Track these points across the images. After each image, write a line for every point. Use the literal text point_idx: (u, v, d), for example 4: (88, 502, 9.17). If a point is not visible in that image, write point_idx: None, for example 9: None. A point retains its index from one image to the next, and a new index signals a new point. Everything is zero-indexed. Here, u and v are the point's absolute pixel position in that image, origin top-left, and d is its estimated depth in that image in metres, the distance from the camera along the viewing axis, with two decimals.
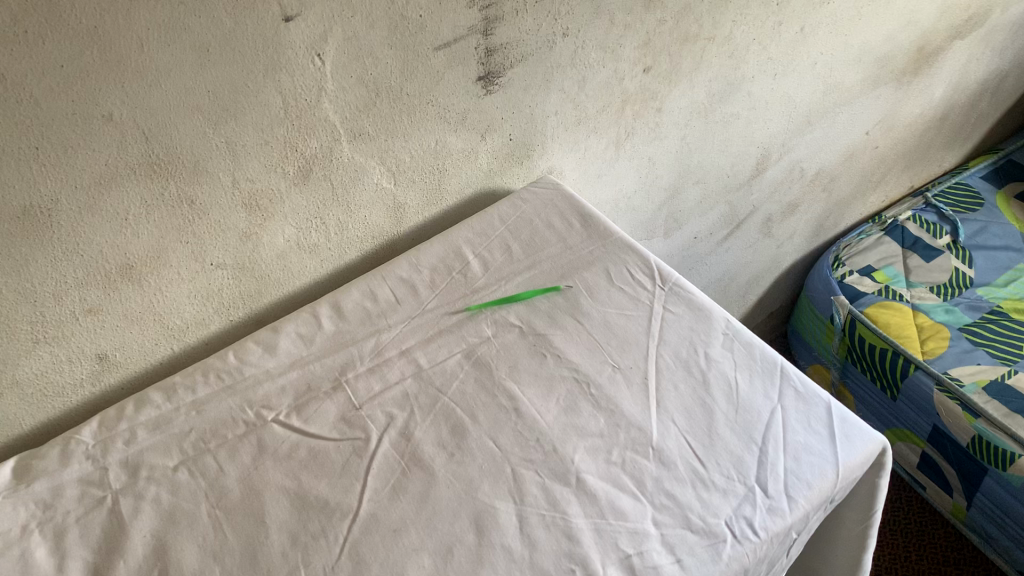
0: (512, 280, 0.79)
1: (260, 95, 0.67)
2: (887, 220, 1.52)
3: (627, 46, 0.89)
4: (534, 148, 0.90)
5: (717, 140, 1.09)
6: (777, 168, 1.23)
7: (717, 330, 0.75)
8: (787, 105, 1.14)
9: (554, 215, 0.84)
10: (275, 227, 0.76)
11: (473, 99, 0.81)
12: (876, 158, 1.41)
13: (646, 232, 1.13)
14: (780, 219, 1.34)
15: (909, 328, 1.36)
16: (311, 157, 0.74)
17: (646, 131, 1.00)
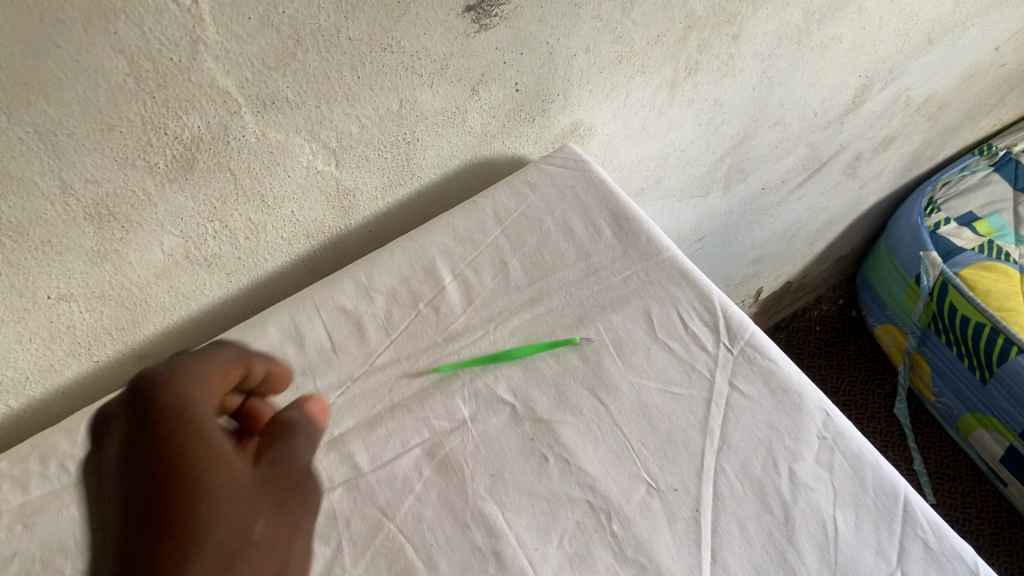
0: (506, 325, 0.54)
1: (85, 58, 0.40)
2: (998, 152, 1.22)
3: None
4: (552, 98, 0.62)
5: (809, 71, 0.80)
6: (880, 98, 0.93)
7: (810, 431, 0.49)
8: (907, 21, 0.83)
9: (575, 213, 0.59)
10: (145, 240, 0.50)
11: (458, 39, 0.52)
12: (999, 78, 1.10)
13: (701, 188, 0.85)
14: (870, 157, 1.05)
15: (1015, 298, 1.08)
16: (193, 142, 0.47)
17: (714, 66, 0.70)
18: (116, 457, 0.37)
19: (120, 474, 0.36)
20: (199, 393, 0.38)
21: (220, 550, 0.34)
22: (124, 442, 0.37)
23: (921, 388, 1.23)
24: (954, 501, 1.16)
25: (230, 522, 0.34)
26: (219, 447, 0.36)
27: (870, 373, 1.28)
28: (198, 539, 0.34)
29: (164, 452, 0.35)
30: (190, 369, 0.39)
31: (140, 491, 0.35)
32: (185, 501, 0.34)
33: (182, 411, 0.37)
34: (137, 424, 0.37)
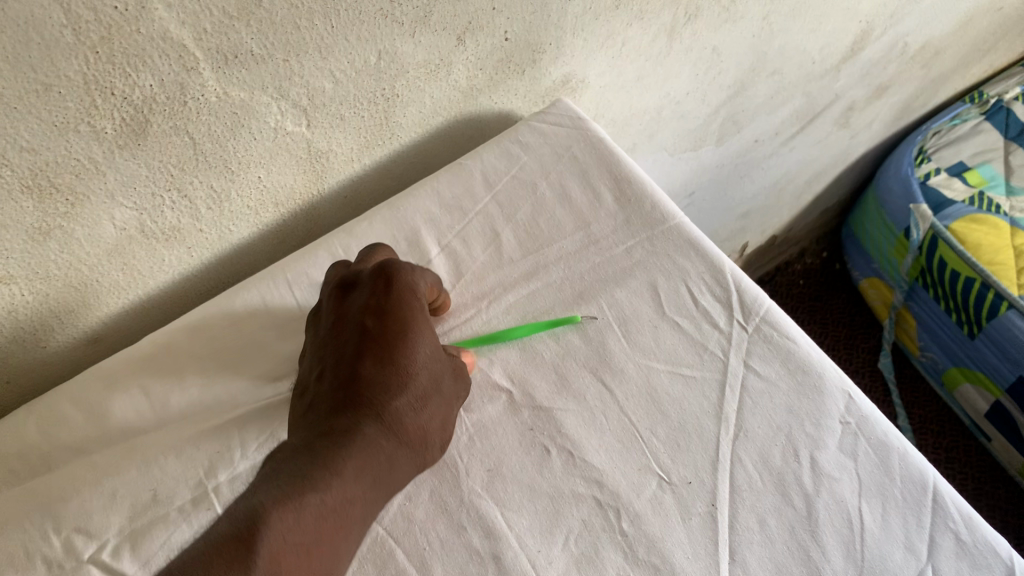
0: (500, 302, 0.50)
1: (13, 7, 0.34)
2: (990, 100, 1.18)
3: None
4: (543, 49, 0.56)
5: (810, 16, 0.75)
6: (879, 44, 0.89)
7: (832, 416, 0.45)
8: None
9: (571, 177, 0.55)
10: (94, 215, 0.44)
11: None
12: (995, 23, 1.06)
13: (693, 142, 0.81)
14: (863, 106, 1.00)
15: (1004, 252, 1.05)
16: (145, 102, 0.41)
17: (715, 12, 0.65)
18: (338, 321, 0.44)
19: (343, 334, 0.43)
20: (422, 300, 0.45)
21: (408, 431, 0.40)
22: (348, 312, 0.44)
23: (906, 343, 1.21)
24: (939, 456, 1.14)
25: (422, 410, 0.41)
26: (429, 347, 0.43)
27: (854, 327, 1.26)
28: (409, 382, 0.41)
29: (386, 337, 0.42)
30: (416, 275, 0.46)
31: (358, 358, 0.42)
32: (394, 382, 0.41)
33: (406, 306, 0.43)
34: (365, 303, 0.44)
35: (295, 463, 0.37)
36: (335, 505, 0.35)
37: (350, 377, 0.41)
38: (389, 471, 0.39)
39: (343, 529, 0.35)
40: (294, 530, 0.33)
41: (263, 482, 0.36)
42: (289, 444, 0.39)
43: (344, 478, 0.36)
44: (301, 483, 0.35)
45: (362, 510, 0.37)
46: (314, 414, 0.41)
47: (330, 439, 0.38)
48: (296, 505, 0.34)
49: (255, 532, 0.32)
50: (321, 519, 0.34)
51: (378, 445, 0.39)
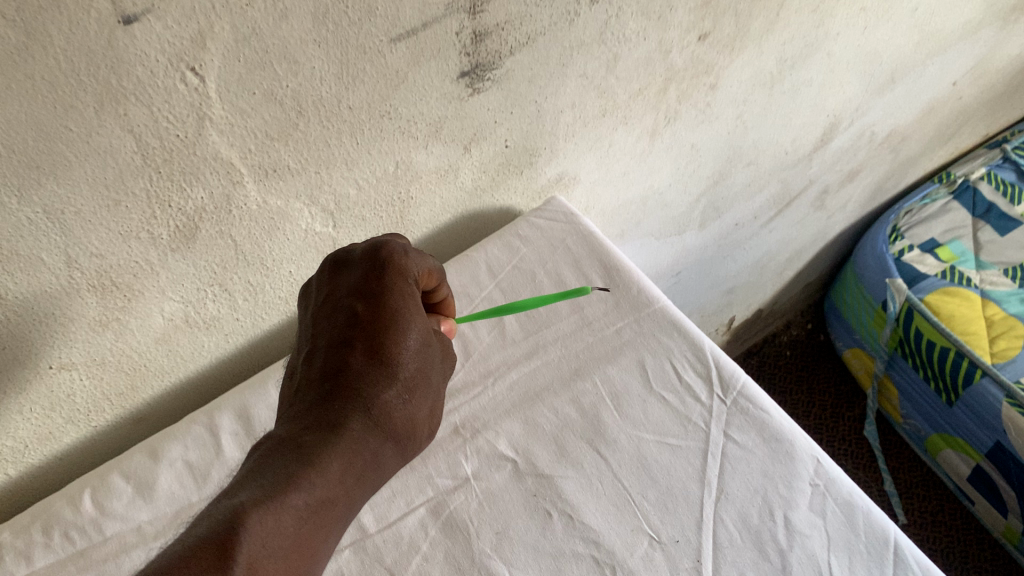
0: (504, 379, 0.56)
1: (96, 139, 0.41)
2: (957, 180, 1.27)
3: (680, 9, 0.60)
4: (539, 153, 0.63)
5: (781, 113, 0.82)
6: (846, 135, 0.96)
7: (802, 479, 0.51)
8: (871, 62, 0.87)
9: (566, 265, 0.61)
10: (146, 307, 0.50)
11: (453, 103, 0.53)
12: (956, 111, 1.14)
13: (678, 227, 0.88)
14: (836, 189, 1.08)
15: (977, 323, 1.12)
16: (196, 212, 0.47)
17: (692, 114, 0.72)
18: (329, 303, 0.45)
19: (332, 317, 0.44)
20: (413, 283, 0.45)
21: (395, 423, 0.42)
22: (338, 295, 0.45)
23: (889, 410, 1.26)
24: (925, 521, 1.19)
25: (408, 399, 0.42)
26: (419, 337, 0.44)
27: (839, 397, 1.32)
28: (398, 373, 0.42)
29: (376, 325, 0.43)
30: (407, 257, 0.46)
31: (348, 346, 0.42)
32: (383, 373, 0.42)
33: (398, 295, 0.44)
34: (358, 288, 0.44)
35: (281, 461, 0.38)
36: (315, 509, 0.36)
37: (339, 365, 0.42)
38: (372, 466, 0.40)
39: (322, 532, 0.36)
40: (272, 537, 0.34)
41: (248, 480, 0.37)
42: (275, 434, 0.40)
43: (326, 477, 0.37)
44: (285, 488, 0.36)
45: (342, 508, 0.38)
46: (303, 403, 0.42)
47: (315, 435, 0.39)
48: (277, 510, 0.34)
49: (236, 538, 0.33)
50: (298, 526, 0.35)
51: (365, 441, 0.40)
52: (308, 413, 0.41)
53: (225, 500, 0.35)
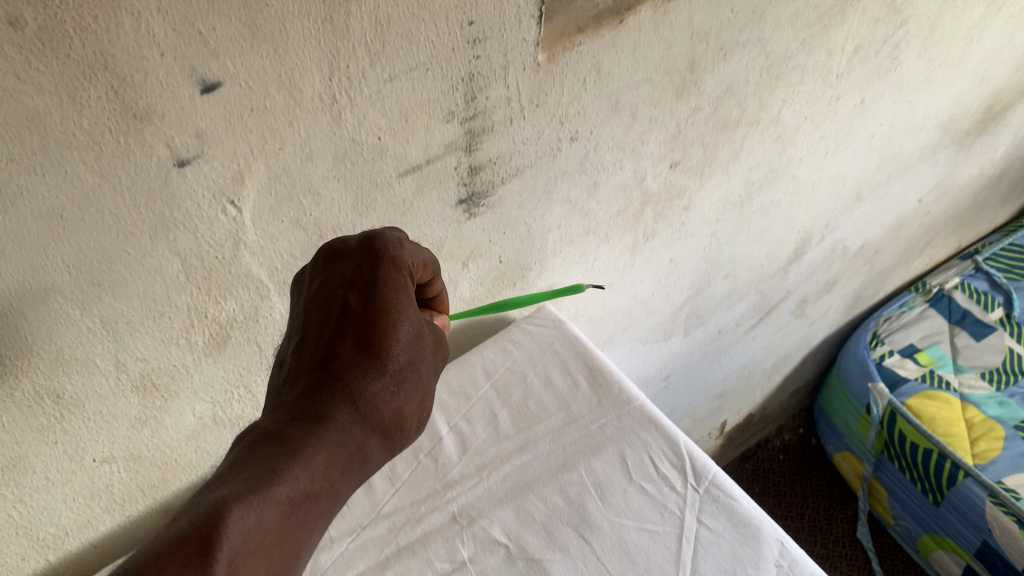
0: (497, 471, 0.62)
1: (149, 260, 0.48)
2: (933, 289, 1.34)
3: (651, 142, 0.69)
4: (530, 267, 0.71)
5: (753, 230, 0.90)
6: (819, 248, 1.04)
7: (768, 560, 0.56)
8: (836, 183, 0.95)
9: (554, 368, 0.68)
10: (180, 406, 0.57)
11: (452, 225, 0.61)
12: (925, 225, 1.23)
13: (664, 333, 0.95)
14: (815, 298, 1.15)
15: (957, 425, 1.17)
16: (228, 322, 0.55)
17: (669, 232, 0.80)
18: (322, 292, 0.46)
19: (325, 307, 0.46)
20: (406, 274, 0.47)
21: (381, 415, 0.44)
22: (332, 283, 0.46)
23: (880, 512, 1.29)
24: None
25: (396, 391, 0.45)
26: (409, 330, 0.46)
27: (832, 499, 1.35)
28: (387, 366, 0.44)
29: (368, 317, 0.45)
30: (403, 248, 0.48)
31: (339, 338, 0.45)
32: (372, 367, 0.44)
33: (390, 287, 0.46)
34: (351, 278, 0.46)
35: (265, 452, 0.40)
36: (297, 504, 0.38)
37: (329, 356, 0.44)
38: (358, 457, 0.43)
39: (303, 525, 0.39)
40: (255, 531, 0.36)
41: (230, 473, 0.38)
42: (259, 425, 0.42)
43: (309, 469, 0.39)
44: (265, 485, 0.37)
45: (326, 501, 0.40)
46: (291, 392, 0.44)
47: (302, 427, 0.41)
48: (259, 505, 0.36)
49: (217, 536, 0.34)
50: (282, 521, 0.37)
51: (351, 435, 0.42)
52: (296, 402, 0.43)
53: (206, 493, 0.37)
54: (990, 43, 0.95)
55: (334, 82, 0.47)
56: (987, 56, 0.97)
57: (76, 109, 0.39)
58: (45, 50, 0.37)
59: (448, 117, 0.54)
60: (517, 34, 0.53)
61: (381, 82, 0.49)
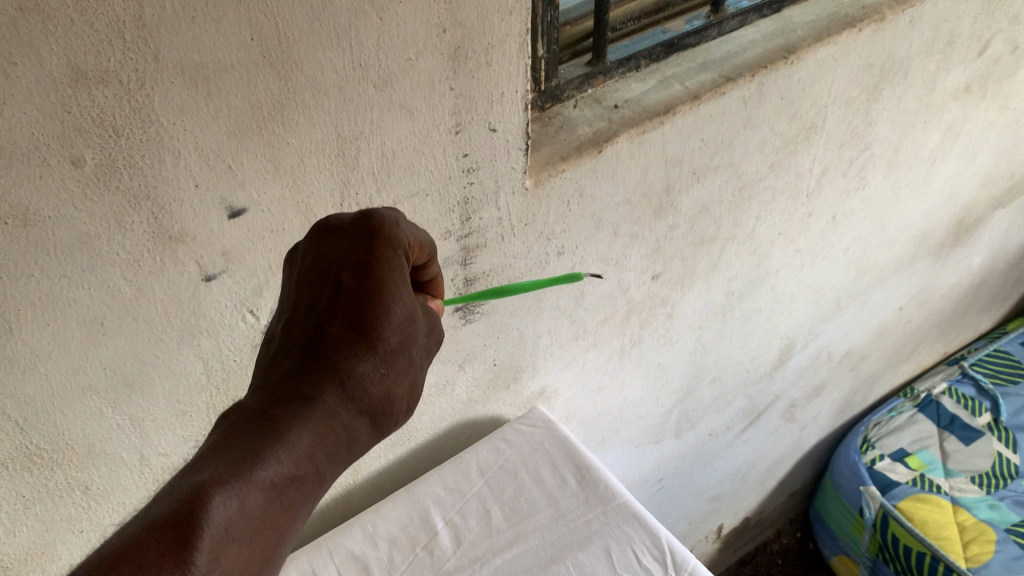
0: (489, 563, 0.66)
1: (176, 363, 0.54)
2: (920, 394, 1.38)
3: (633, 255, 0.75)
4: (522, 370, 0.76)
5: (736, 337, 0.96)
6: (803, 355, 1.09)
7: None
8: (815, 293, 1.01)
9: (544, 466, 0.73)
10: None
11: (449, 332, 0.67)
12: (908, 332, 1.28)
13: (655, 436, 0.99)
14: (804, 403, 1.19)
15: (949, 528, 1.19)
16: None
17: (654, 338, 0.86)
18: (315, 270, 0.45)
19: (317, 284, 0.44)
20: (402, 254, 0.45)
21: (369, 397, 0.42)
22: (325, 262, 0.45)
23: None
24: None
25: (386, 372, 0.43)
26: (404, 310, 0.43)
27: None
28: (378, 347, 0.42)
29: (361, 297, 0.43)
30: (399, 227, 0.45)
31: (331, 316, 0.43)
32: (362, 347, 0.42)
33: (384, 265, 0.43)
34: (345, 255, 0.44)
35: (248, 433, 0.39)
36: (280, 488, 0.38)
37: (319, 333, 0.43)
38: (345, 439, 0.42)
39: (286, 509, 0.39)
40: (238, 517, 0.36)
41: (215, 456, 0.38)
42: (246, 405, 0.41)
43: (293, 453, 0.39)
44: (249, 469, 0.37)
45: (311, 484, 0.40)
46: (278, 370, 0.42)
47: (286, 409, 0.40)
48: (241, 490, 0.36)
49: (198, 526, 0.34)
50: (264, 506, 0.37)
51: (337, 416, 0.41)
52: (283, 380, 0.42)
53: (189, 476, 0.37)
54: (952, 164, 1.03)
55: (344, 206, 0.54)
56: (952, 176, 1.05)
57: (121, 232, 0.46)
58: (100, 185, 0.43)
59: (445, 235, 0.60)
60: (507, 163, 0.60)
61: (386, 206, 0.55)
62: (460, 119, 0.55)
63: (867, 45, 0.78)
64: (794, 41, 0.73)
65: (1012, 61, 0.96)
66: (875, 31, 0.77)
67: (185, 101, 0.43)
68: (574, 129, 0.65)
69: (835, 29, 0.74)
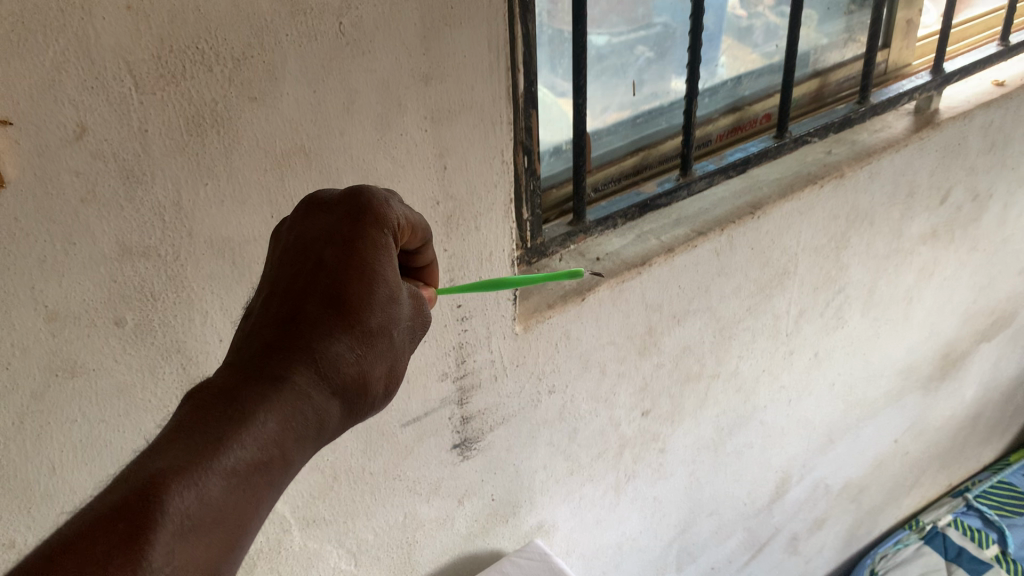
0: None
1: None
2: (925, 526, 1.40)
3: (622, 393, 0.81)
4: (520, 504, 0.81)
5: (730, 471, 1.00)
6: (800, 487, 1.13)
7: None
8: (806, 427, 1.06)
9: None
10: None
11: (447, 466, 0.72)
12: (906, 464, 1.31)
13: (656, 569, 1.01)
14: (806, 535, 1.21)
15: None
16: (254, 553, 0.64)
17: (648, 472, 0.90)
18: (297, 243, 0.42)
19: (298, 261, 0.42)
20: (390, 234, 0.43)
21: (342, 378, 0.39)
22: (309, 236, 0.42)
23: None
24: None
25: (364, 354, 0.40)
26: (387, 290, 0.41)
27: None
28: (356, 327, 0.40)
29: (344, 275, 0.40)
30: (390, 204, 0.44)
31: (309, 291, 0.40)
32: (341, 327, 0.39)
33: (367, 244, 0.41)
34: (328, 230, 0.42)
35: (211, 413, 0.36)
36: (243, 475, 0.35)
37: (295, 311, 0.40)
38: (315, 423, 0.39)
39: (249, 498, 0.36)
40: (195, 507, 0.33)
41: (174, 439, 0.35)
42: (211, 381, 0.38)
43: (258, 437, 0.36)
44: (211, 456, 0.34)
45: (277, 472, 0.37)
46: (249, 347, 0.39)
47: (254, 390, 0.37)
48: (200, 479, 0.34)
49: (154, 520, 0.32)
50: (224, 496, 0.34)
51: (308, 398, 0.38)
52: (253, 358, 0.39)
53: (145, 462, 0.34)
54: (930, 301, 1.09)
55: None
56: (930, 313, 1.11)
57: (153, 381, 0.52)
58: (138, 339, 0.50)
59: (442, 376, 0.66)
60: (497, 311, 0.66)
61: None
62: (454, 275, 0.62)
63: (830, 199, 0.85)
64: (761, 197, 0.81)
65: (975, 207, 1.04)
66: (837, 186, 0.85)
67: (213, 268, 0.51)
68: (560, 279, 0.72)
69: (798, 186, 0.82)
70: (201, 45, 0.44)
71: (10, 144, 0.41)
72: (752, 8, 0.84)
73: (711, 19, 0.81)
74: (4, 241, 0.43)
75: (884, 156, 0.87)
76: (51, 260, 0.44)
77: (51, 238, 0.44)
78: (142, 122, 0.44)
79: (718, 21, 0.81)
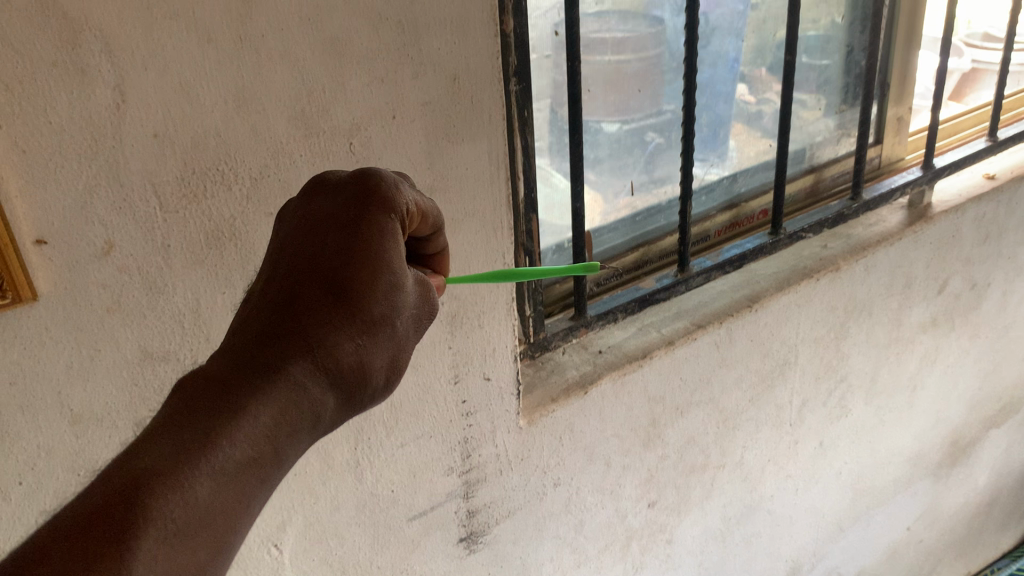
0: None
1: None
2: None
3: (627, 484, 0.82)
4: None
5: (739, 561, 1.00)
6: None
7: None
8: (815, 515, 1.06)
9: None
10: None
11: (454, 560, 0.73)
12: (921, 552, 1.30)
13: None
14: None
15: None
16: None
17: (656, 563, 0.90)
18: (302, 224, 0.43)
19: (301, 244, 0.42)
20: (398, 220, 0.43)
21: (341, 369, 0.41)
22: (314, 217, 0.43)
23: None
24: None
25: (364, 345, 0.41)
26: (392, 281, 0.42)
27: None
28: (357, 317, 0.41)
29: (348, 261, 0.41)
30: (400, 188, 0.44)
31: (310, 277, 0.41)
32: (341, 317, 0.40)
33: (370, 234, 0.42)
34: (332, 213, 0.43)
35: (201, 405, 0.37)
36: (235, 472, 0.36)
37: (293, 296, 0.41)
38: (310, 414, 0.40)
39: (238, 494, 0.37)
40: (181, 510, 0.34)
41: (161, 432, 0.36)
42: (205, 368, 0.39)
43: (250, 432, 0.37)
44: (199, 457, 0.35)
45: (269, 467, 0.38)
46: (246, 330, 0.40)
47: (247, 381, 0.38)
48: (186, 481, 0.35)
49: (138, 524, 0.33)
50: (211, 497, 0.35)
51: (303, 390, 0.39)
52: (248, 343, 0.39)
53: (131, 458, 0.35)
54: (934, 389, 1.10)
55: (358, 450, 0.62)
56: (935, 400, 1.12)
57: None
58: None
59: (448, 471, 0.68)
60: (501, 406, 0.69)
61: (394, 447, 0.64)
62: (459, 371, 0.65)
63: (827, 292, 0.88)
64: (759, 291, 0.83)
65: (974, 296, 1.06)
66: (833, 278, 0.88)
67: None
68: (563, 372, 0.75)
69: (795, 279, 0.85)
70: (222, 166, 0.48)
71: (45, 261, 0.44)
72: (760, 94, 0.90)
73: (718, 110, 0.86)
74: (36, 351, 0.46)
75: (879, 249, 0.90)
76: (78, 366, 0.47)
77: (78, 345, 0.47)
78: (165, 236, 0.47)
79: (727, 108, 0.87)
